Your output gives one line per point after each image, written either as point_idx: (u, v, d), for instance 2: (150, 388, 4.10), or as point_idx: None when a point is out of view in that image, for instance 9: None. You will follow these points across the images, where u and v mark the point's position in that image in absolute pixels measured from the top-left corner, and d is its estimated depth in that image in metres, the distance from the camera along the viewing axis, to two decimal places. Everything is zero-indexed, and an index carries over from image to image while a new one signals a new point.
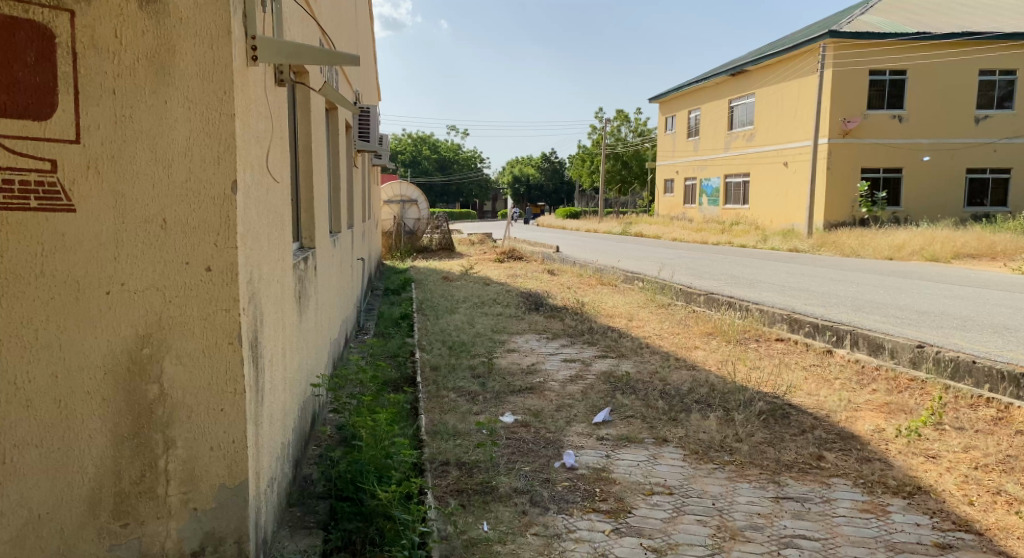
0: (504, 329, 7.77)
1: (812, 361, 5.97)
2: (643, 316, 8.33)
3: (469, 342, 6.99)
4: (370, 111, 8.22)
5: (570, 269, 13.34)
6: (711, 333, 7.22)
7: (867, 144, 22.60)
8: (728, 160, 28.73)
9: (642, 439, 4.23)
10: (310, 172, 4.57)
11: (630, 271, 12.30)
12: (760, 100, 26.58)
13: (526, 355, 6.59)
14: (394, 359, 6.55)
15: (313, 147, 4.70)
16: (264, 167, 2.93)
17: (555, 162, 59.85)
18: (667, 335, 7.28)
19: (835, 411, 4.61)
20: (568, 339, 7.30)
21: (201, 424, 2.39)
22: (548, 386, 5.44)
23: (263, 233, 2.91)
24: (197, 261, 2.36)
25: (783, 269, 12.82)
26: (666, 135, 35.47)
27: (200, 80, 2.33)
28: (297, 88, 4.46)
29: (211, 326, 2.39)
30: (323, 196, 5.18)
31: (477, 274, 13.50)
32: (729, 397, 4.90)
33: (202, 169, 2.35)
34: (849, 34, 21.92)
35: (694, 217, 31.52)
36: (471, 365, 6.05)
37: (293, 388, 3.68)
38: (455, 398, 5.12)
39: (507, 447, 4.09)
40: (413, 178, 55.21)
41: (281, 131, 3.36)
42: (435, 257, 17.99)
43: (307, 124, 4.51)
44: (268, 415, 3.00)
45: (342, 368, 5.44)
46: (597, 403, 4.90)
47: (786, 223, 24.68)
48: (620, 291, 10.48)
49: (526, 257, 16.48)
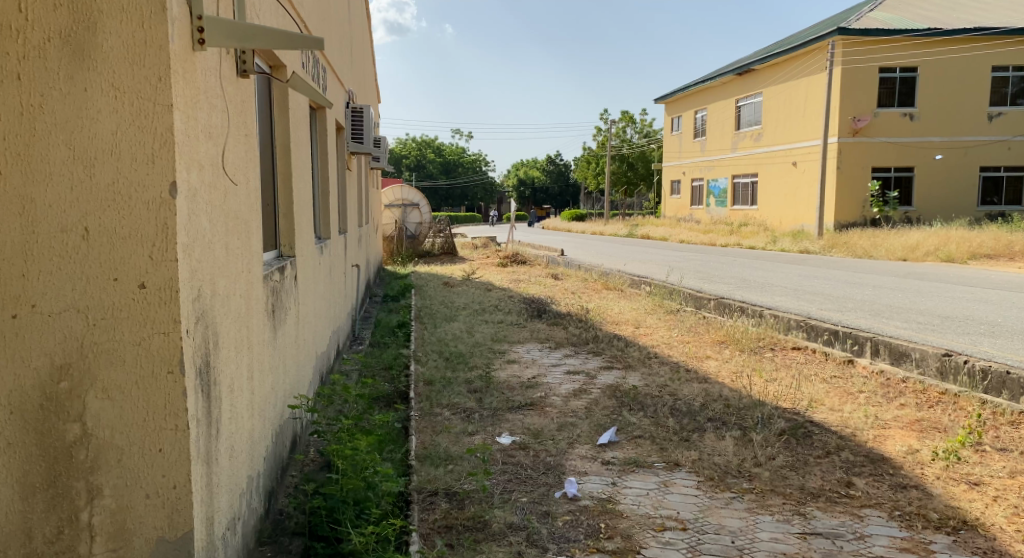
0: (505, 338, 7.40)
1: (833, 372, 5.59)
2: (650, 323, 7.95)
3: (467, 353, 6.64)
4: (363, 113, 7.89)
5: (575, 274, 12.97)
6: (723, 342, 6.83)
7: (878, 143, 22.15)
8: (736, 160, 28.34)
9: (650, 464, 3.87)
10: (289, 175, 4.24)
11: (636, 274, 11.92)
12: (767, 99, 26.17)
13: (527, 366, 6.22)
14: (388, 373, 6.21)
15: (294, 150, 4.38)
16: (220, 167, 2.58)
17: (561, 165, 59.48)
18: (676, 344, 6.89)
19: (862, 429, 4.23)
20: (572, 348, 6.94)
21: (133, 468, 2.05)
22: (549, 402, 5.07)
23: (218, 242, 2.57)
24: (128, 277, 2.02)
25: (795, 272, 12.40)
26: (673, 136, 35.04)
27: (131, 64, 1.99)
28: (274, 84, 4.16)
29: (146, 351, 2.04)
30: (306, 203, 4.85)
31: (480, 279, 13.14)
32: (746, 415, 4.53)
33: (133, 170, 2.01)
34: (858, 31, 21.50)
35: (701, 218, 31.13)
36: (467, 379, 5.69)
37: (265, 412, 3.34)
38: (448, 416, 4.77)
39: (503, 474, 3.73)
40: (418, 182, 55.04)
41: (246, 127, 3.01)
42: (437, 262, 17.64)
43: (285, 123, 4.19)
44: (228, 448, 2.66)
45: (328, 385, 5.11)
46: (602, 420, 4.54)
47: (795, 224, 24.26)
48: (626, 296, 10.11)
49: (530, 261, 16.12)
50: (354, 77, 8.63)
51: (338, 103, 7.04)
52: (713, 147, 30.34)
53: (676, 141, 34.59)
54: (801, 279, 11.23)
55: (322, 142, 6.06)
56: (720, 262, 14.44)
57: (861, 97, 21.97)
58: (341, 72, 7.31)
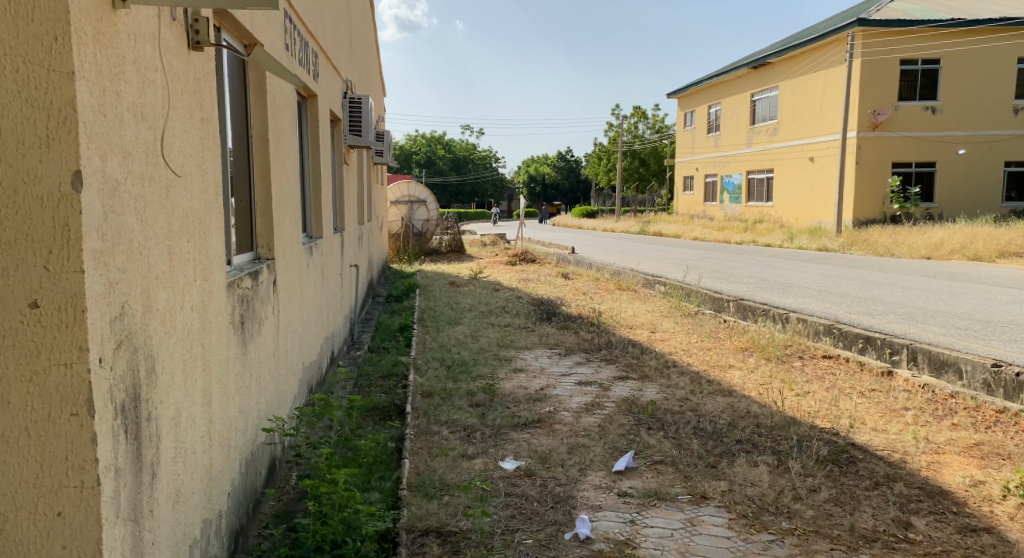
0: (511, 344, 6.92)
1: (871, 384, 5.08)
2: (667, 327, 7.45)
3: (470, 360, 6.18)
4: (362, 104, 7.41)
5: (586, 273, 12.50)
6: (747, 349, 6.33)
7: (899, 137, 21.48)
8: (751, 156, 27.72)
9: (674, 497, 3.39)
10: (266, 169, 3.79)
11: (650, 274, 11.43)
12: (784, 93, 25.49)
13: (535, 377, 5.74)
14: (385, 383, 5.77)
15: (274, 140, 3.94)
16: (158, 155, 2.13)
17: (572, 161, 58.98)
18: (696, 352, 6.39)
19: (913, 455, 3.74)
20: (583, 355, 6.46)
21: (26, 537, 1.64)
22: (559, 418, 4.60)
23: (157, 245, 2.12)
24: (18, 296, 1.60)
25: (817, 271, 11.86)
26: (686, 131, 34.38)
27: (14, 18, 1.55)
28: (248, 65, 3.71)
29: (39, 390, 1.62)
30: (291, 200, 4.41)
31: (487, 278, 12.70)
32: (779, 438, 4.04)
33: (22, 156, 1.58)
34: (879, 22, 20.78)
35: (715, 215, 30.54)
36: (469, 391, 5.23)
37: (230, 442, 2.89)
38: (446, 436, 4.29)
39: (505, 510, 3.27)
40: (428, 178, 54.72)
41: (200, 109, 2.56)
42: (445, 260, 17.17)
43: (262, 109, 3.75)
44: (173, 496, 2.20)
45: (315, 400, 4.67)
46: (618, 442, 4.07)
47: (812, 220, 23.66)
48: (640, 297, 9.63)
49: (540, 259, 15.66)
50: (353, 66, 8.15)
51: (333, 92, 6.57)
52: (728, 143, 29.72)
53: (689, 136, 33.94)
54: (824, 280, 10.69)
55: (312, 132, 5.59)
56: (736, 261, 13.91)
57: (881, 90, 21.29)
58: (337, 60, 6.84)
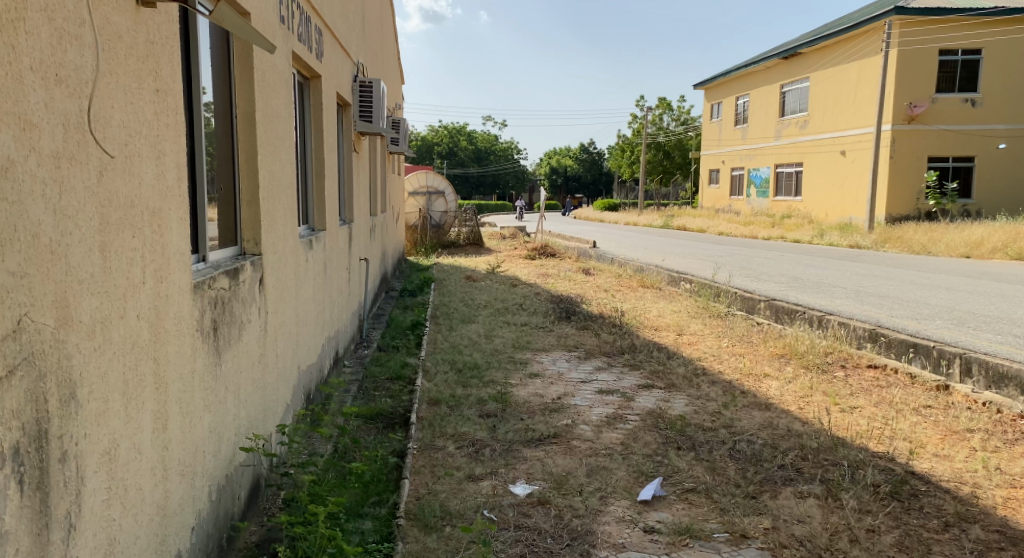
0: (527, 346, 6.49)
1: (926, 400, 4.56)
2: (695, 330, 6.96)
3: (483, 364, 5.76)
4: (373, 89, 6.98)
5: (609, 268, 12.02)
6: (784, 356, 5.84)
7: (937, 130, 20.59)
8: (780, 149, 26.92)
9: (709, 535, 2.93)
10: (254, 155, 3.37)
11: (676, 270, 10.93)
12: (816, 85, 24.65)
13: (552, 384, 5.30)
14: (391, 388, 5.37)
15: (263, 121, 3.52)
16: (87, 132, 1.73)
17: (595, 153, 58.23)
18: (727, 358, 5.92)
19: (985, 490, 3.24)
20: (605, 360, 6.01)
21: None
22: (577, 433, 4.17)
23: (87, 242, 1.73)
24: None
25: (852, 270, 11.24)
26: (712, 123, 33.55)
27: None
28: (234, 39, 3.28)
29: None
30: (286, 189, 4.00)
31: (505, 273, 12.27)
32: (829, 466, 3.56)
33: None
34: (918, 10, 19.91)
35: (741, 210, 29.79)
36: (479, 399, 4.81)
37: (196, 469, 2.49)
38: (452, 452, 3.87)
39: (514, 548, 2.85)
40: (449, 170, 54.30)
41: (154, 77, 2.15)
42: (462, 253, 16.73)
43: (250, 88, 3.33)
44: (105, 548, 1.81)
45: (311, 409, 4.29)
46: (644, 465, 3.63)
47: (842, 216, 22.89)
48: (665, 295, 9.15)
49: (560, 254, 15.17)
50: (366, 49, 7.73)
51: (341, 76, 6.17)
52: (756, 135, 28.89)
53: (715, 128, 33.10)
54: (862, 279, 10.08)
55: (315, 117, 5.19)
56: (766, 258, 13.33)
57: (919, 81, 20.45)
58: (347, 41, 6.42)
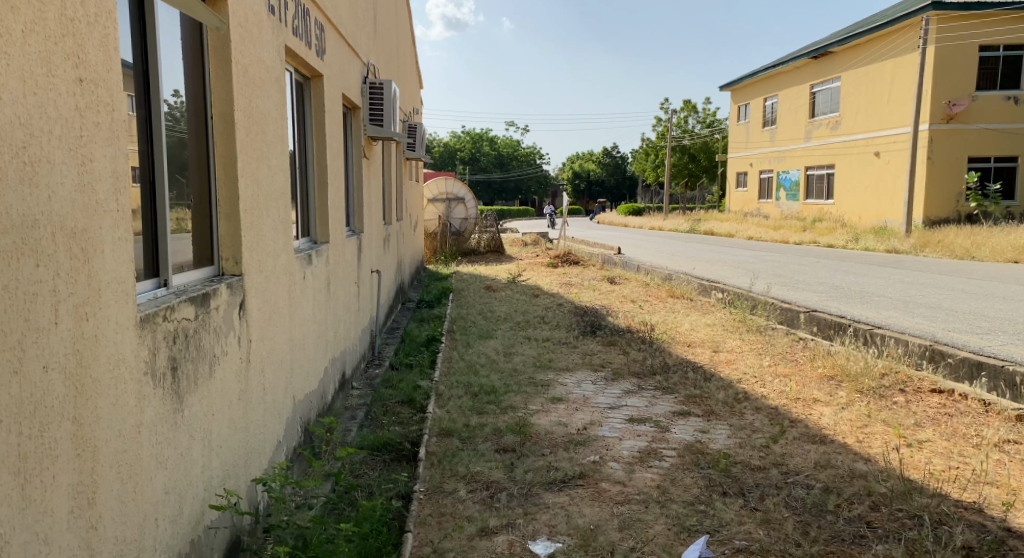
0: (549, 365, 5.99)
1: (1007, 434, 3.98)
2: (732, 347, 6.41)
3: (501, 386, 5.28)
4: (383, 90, 6.55)
5: (635, 277, 11.49)
6: (834, 379, 5.28)
7: (977, 129, 19.72)
8: (810, 151, 26.13)
9: None
10: (231, 162, 2.93)
11: (707, 279, 10.36)
12: (848, 84, 23.84)
13: (576, 410, 4.80)
14: (399, 416, 4.91)
15: (246, 123, 3.08)
16: None
17: (618, 156, 57.57)
18: (770, 380, 5.38)
19: None
20: (634, 382, 5.50)
21: None
22: (606, 473, 3.68)
23: None
24: None
25: (896, 278, 10.55)
26: (739, 125, 32.77)
27: None
28: (207, 31, 2.84)
29: None
30: (277, 199, 3.55)
31: (526, 282, 11.79)
32: (905, 520, 3.02)
33: None
34: (957, 5, 19.08)
35: (770, 213, 28.97)
36: (496, 430, 4.33)
37: (144, 546, 2.03)
38: (462, 498, 3.40)
39: None
40: (471, 176, 54.10)
41: (78, 63, 1.70)
42: (483, 261, 16.30)
43: (228, 86, 2.88)
44: None
45: (303, 448, 3.83)
46: (684, 517, 3.12)
47: (877, 220, 22.05)
48: (697, 307, 8.60)
49: (584, 261, 14.66)
50: (378, 51, 7.33)
51: (349, 77, 5.74)
52: (785, 137, 28.10)
53: (743, 131, 32.34)
54: (909, 288, 9.41)
55: (317, 120, 4.76)
56: (801, 264, 12.66)
57: (957, 79, 19.61)
58: (355, 41, 6.01)
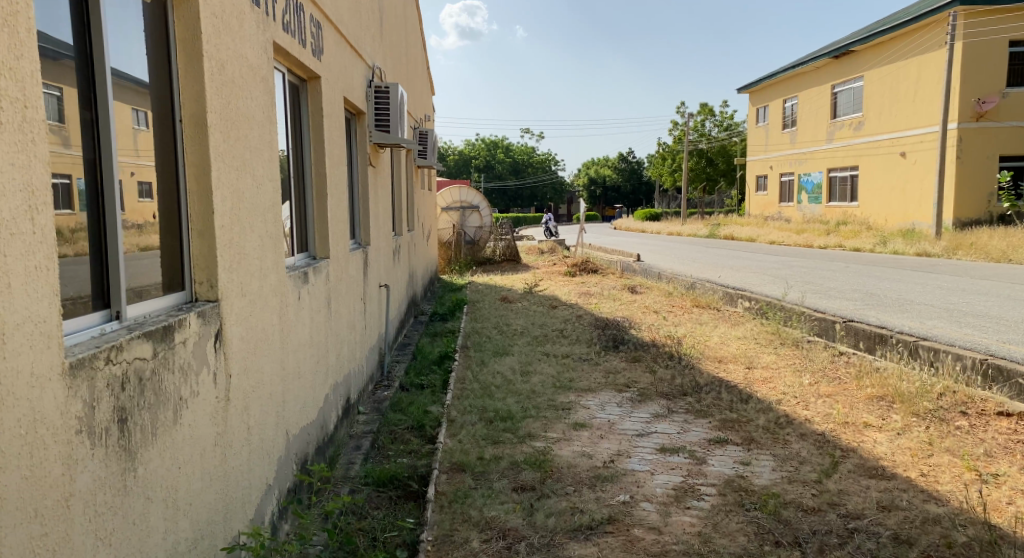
0: (570, 386, 5.56)
1: None
2: (767, 363, 5.94)
3: (519, 411, 4.86)
4: (389, 94, 6.19)
5: (657, 285, 11.04)
6: (884, 399, 4.80)
7: (1009, 127, 19.02)
8: (832, 153, 25.51)
9: None
10: (203, 172, 2.55)
11: (733, 287, 9.89)
12: (870, 83, 23.22)
13: (601, 438, 4.37)
14: (407, 446, 4.51)
15: (224, 127, 2.70)
16: None
17: (634, 162, 57.11)
18: (813, 400, 4.92)
19: None
20: (663, 403, 5.06)
21: None
22: (639, 517, 3.24)
23: None
24: None
25: (933, 283, 10.00)
26: (759, 127, 32.15)
27: None
28: (175, 20, 2.48)
29: None
30: (263, 213, 3.17)
31: (543, 292, 11.38)
32: None
33: None
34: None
35: (791, 217, 28.32)
36: (512, 464, 3.92)
37: None
38: (475, 551, 2.99)
39: None
40: (487, 183, 53.87)
41: None
42: (498, 270, 15.93)
43: (199, 82, 2.51)
44: None
45: (295, 492, 3.43)
46: None
47: (904, 222, 21.36)
48: (724, 318, 8.14)
49: (603, 269, 14.23)
50: (385, 54, 6.98)
51: (351, 80, 5.38)
52: (805, 139, 27.49)
53: (762, 133, 31.74)
54: (948, 294, 8.88)
55: (315, 125, 4.40)
56: (830, 269, 12.14)
57: (986, 76, 18.93)
58: (359, 42, 5.65)
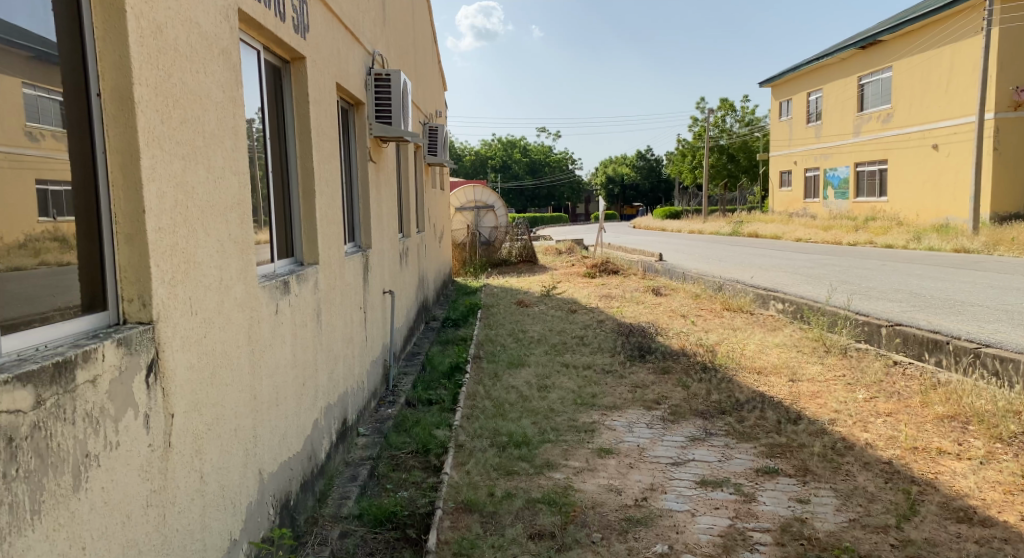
0: (593, 403, 4.97)
1: None
2: (812, 375, 5.31)
3: (536, 435, 4.29)
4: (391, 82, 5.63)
5: (682, 286, 10.41)
6: (956, 419, 4.17)
7: None
8: (859, 146, 24.64)
9: None
10: (129, 162, 2.02)
11: (763, 288, 9.24)
12: (899, 74, 22.35)
13: (631, 468, 3.78)
14: (408, 477, 3.95)
15: (162, 106, 2.17)
16: None
17: (653, 159, 56.17)
18: (872, 420, 4.30)
19: None
20: (699, 424, 4.46)
21: None
22: None
23: None
24: None
25: (982, 282, 9.29)
26: (782, 122, 31.28)
27: None
28: None
29: None
30: (225, 212, 2.64)
31: (561, 295, 10.78)
32: None
33: None
34: None
35: (817, 213, 27.46)
36: (529, 503, 3.35)
37: None
38: None
39: None
40: (503, 183, 53.26)
41: None
42: (515, 272, 15.36)
43: (119, 47, 1.97)
44: None
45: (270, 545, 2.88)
46: None
47: (937, 217, 20.52)
48: (758, 322, 7.51)
49: (623, 270, 13.61)
50: (388, 42, 6.45)
51: (347, 66, 4.83)
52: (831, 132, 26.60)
53: (785, 127, 30.87)
54: (1002, 294, 8.17)
55: (301, 113, 3.86)
56: (866, 268, 11.41)
57: None
58: (356, 25, 5.11)
